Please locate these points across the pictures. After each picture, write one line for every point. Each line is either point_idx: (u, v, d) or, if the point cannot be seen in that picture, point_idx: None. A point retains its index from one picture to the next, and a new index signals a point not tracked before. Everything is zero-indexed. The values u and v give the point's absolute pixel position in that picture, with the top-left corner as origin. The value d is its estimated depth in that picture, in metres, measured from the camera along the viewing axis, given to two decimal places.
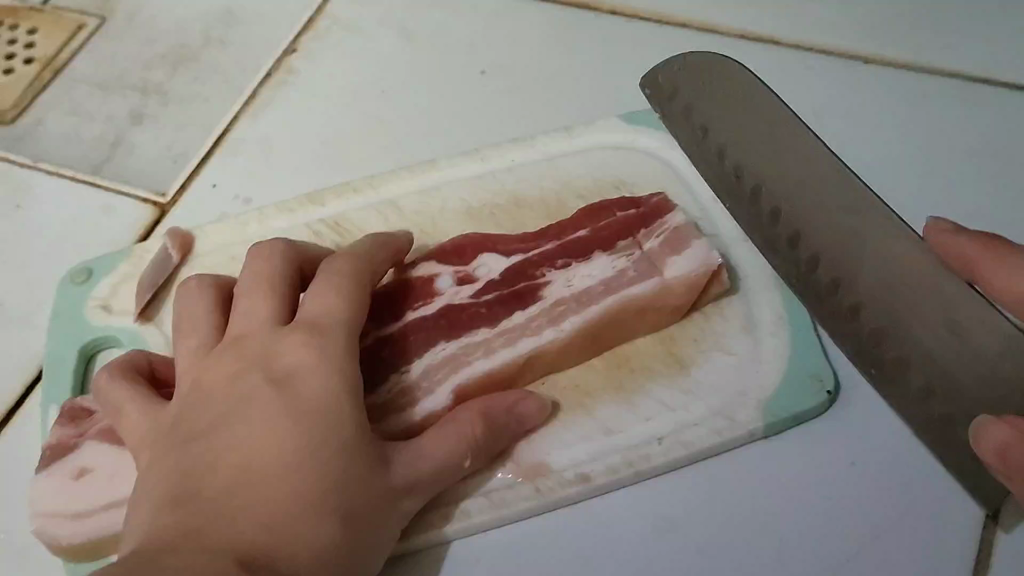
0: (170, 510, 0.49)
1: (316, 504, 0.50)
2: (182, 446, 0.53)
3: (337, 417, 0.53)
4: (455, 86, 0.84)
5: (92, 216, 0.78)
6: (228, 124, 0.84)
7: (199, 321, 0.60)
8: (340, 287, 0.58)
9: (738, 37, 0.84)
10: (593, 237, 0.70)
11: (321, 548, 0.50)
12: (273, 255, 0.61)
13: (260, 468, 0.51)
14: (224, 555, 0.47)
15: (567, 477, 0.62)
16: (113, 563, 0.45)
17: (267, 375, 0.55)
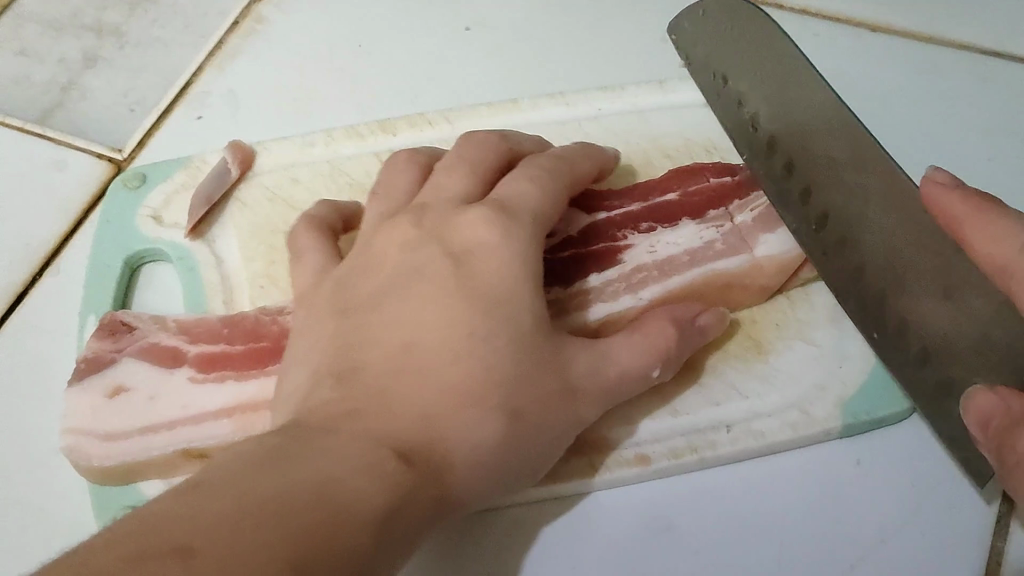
0: (333, 388, 0.45)
1: (482, 397, 0.46)
2: (344, 318, 0.49)
3: (511, 304, 0.48)
4: (531, 15, 0.76)
5: (39, 172, 0.70)
6: (191, 75, 0.74)
7: (398, 188, 0.57)
8: (541, 183, 0.53)
9: (798, 10, 0.75)
10: (685, 201, 0.60)
11: (484, 444, 0.45)
12: (485, 147, 0.57)
13: (424, 352, 0.46)
14: (383, 445, 0.42)
15: (624, 457, 0.55)
16: (264, 441, 0.41)
17: (445, 250, 0.50)
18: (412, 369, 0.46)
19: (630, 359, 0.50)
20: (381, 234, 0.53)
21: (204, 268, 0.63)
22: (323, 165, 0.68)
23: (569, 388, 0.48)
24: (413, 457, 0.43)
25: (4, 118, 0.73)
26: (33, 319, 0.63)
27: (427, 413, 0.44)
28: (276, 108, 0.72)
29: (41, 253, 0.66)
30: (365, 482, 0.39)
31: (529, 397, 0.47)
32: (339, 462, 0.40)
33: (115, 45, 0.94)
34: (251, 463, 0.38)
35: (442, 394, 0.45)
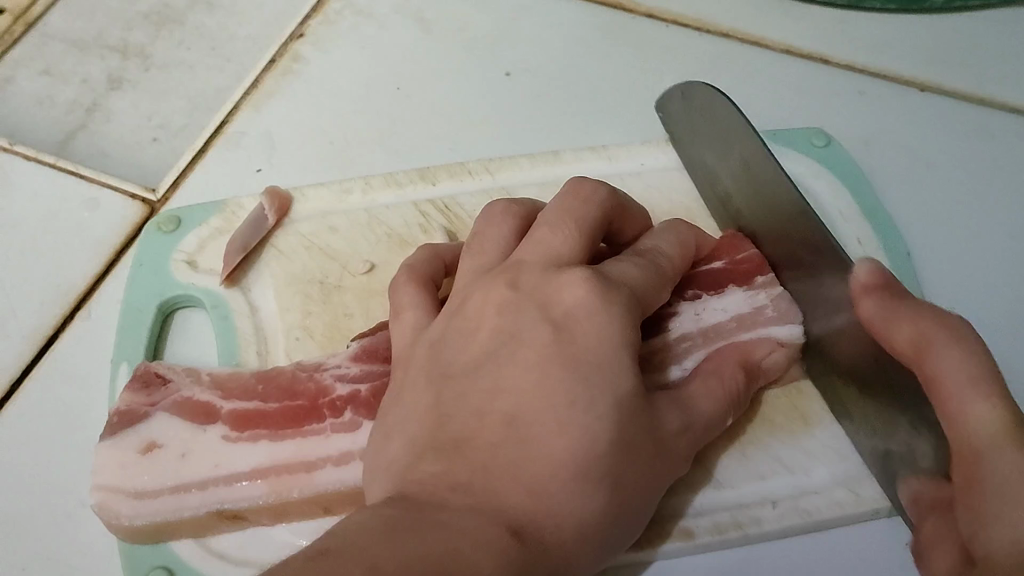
0: (435, 459, 0.44)
1: (585, 469, 0.44)
2: (441, 384, 0.48)
3: (609, 368, 0.46)
4: (571, 64, 0.75)
5: (71, 211, 0.69)
6: (227, 115, 0.73)
7: (494, 242, 0.54)
8: (645, 270, 0.52)
9: (843, 66, 0.73)
10: (734, 269, 0.59)
11: (588, 518, 0.44)
12: (591, 204, 0.54)
13: (529, 420, 0.45)
14: (496, 523, 0.41)
15: (670, 528, 0.53)
16: (382, 515, 0.40)
17: (546, 315, 0.48)
18: (515, 439, 0.44)
19: (713, 406, 0.51)
20: (476, 293, 0.51)
21: (239, 316, 0.62)
22: (361, 214, 0.67)
23: (663, 446, 0.47)
24: (525, 537, 0.41)
25: (37, 153, 0.72)
26: (62, 365, 0.62)
27: (533, 484, 0.43)
28: (313, 152, 0.71)
29: (72, 295, 0.65)
30: (483, 558, 0.38)
31: (632, 462, 0.45)
32: (457, 537, 0.39)
33: (140, 67, 0.92)
34: (376, 538, 0.38)
35: (548, 463, 0.43)
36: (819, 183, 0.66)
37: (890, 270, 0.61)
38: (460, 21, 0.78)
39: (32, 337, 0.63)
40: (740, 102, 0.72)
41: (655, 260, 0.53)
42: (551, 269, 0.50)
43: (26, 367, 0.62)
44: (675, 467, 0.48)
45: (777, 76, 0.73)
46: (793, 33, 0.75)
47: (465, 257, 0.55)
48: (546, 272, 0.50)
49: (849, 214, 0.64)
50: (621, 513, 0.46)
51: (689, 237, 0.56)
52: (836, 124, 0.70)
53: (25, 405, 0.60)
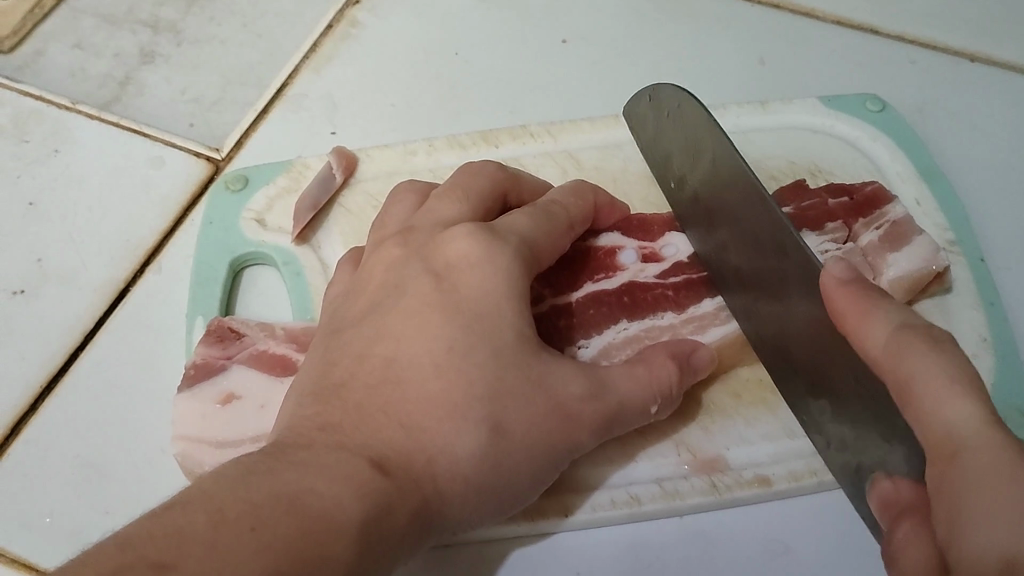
0: (313, 403, 0.43)
1: (455, 410, 0.43)
2: (339, 333, 0.47)
3: (493, 310, 0.46)
4: (625, 32, 0.76)
5: (137, 169, 0.70)
6: (288, 76, 0.74)
7: (396, 214, 0.54)
8: (538, 220, 0.52)
9: (889, 36, 0.75)
10: (800, 214, 0.60)
11: (463, 464, 0.43)
12: (479, 172, 0.54)
13: (408, 363, 0.44)
14: (359, 457, 0.40)
15: (745, 477, 0.54)
16: (241, 458, 0.39)
17: (428, 268, 0.48)
18: (401, 380, 0.44)
19: (632, 389, 0.48)
20: (374, 253, 0.52)
21: (310, 273, 0.63)
22: (426, 174, 0.68)
23: (564, 415, 0.46)
24: (392, 471, 0.40)
25: (100, 112, 0.73)
26: (134, 317, 0.62)
27: (409, 423, 0.43)
28: (375, 115, 0.72)
29: (141, 251, 0.65)
30: (326, 486, 0.37)
31: (519, 407, 0.45)
32: (311, 474, 0.38)
33: (171, 42, 0.88)
34: (223, 485, 0.36)
35: (423, 405, 0.43)
36: (877, 147, 0.67)
37: (949, 230, 0.62)
38: None
39: (103, 290, 0.64)
40: (792, 73, 0.73)
41: (551, 211, 0.53)
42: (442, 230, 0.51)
43: (99, 320, 0.62)
44: (579, 433, 0.46)
45: (827, 45, 0.75)
46: (842, 6, 0.77)
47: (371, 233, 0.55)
48: (433, 233, 0.51)
49: (906, 175, 0.65)
50: (506, 468, 0.44)
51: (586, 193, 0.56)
52: (887, 92, 0.72)
53: (99, 355, 0.61)
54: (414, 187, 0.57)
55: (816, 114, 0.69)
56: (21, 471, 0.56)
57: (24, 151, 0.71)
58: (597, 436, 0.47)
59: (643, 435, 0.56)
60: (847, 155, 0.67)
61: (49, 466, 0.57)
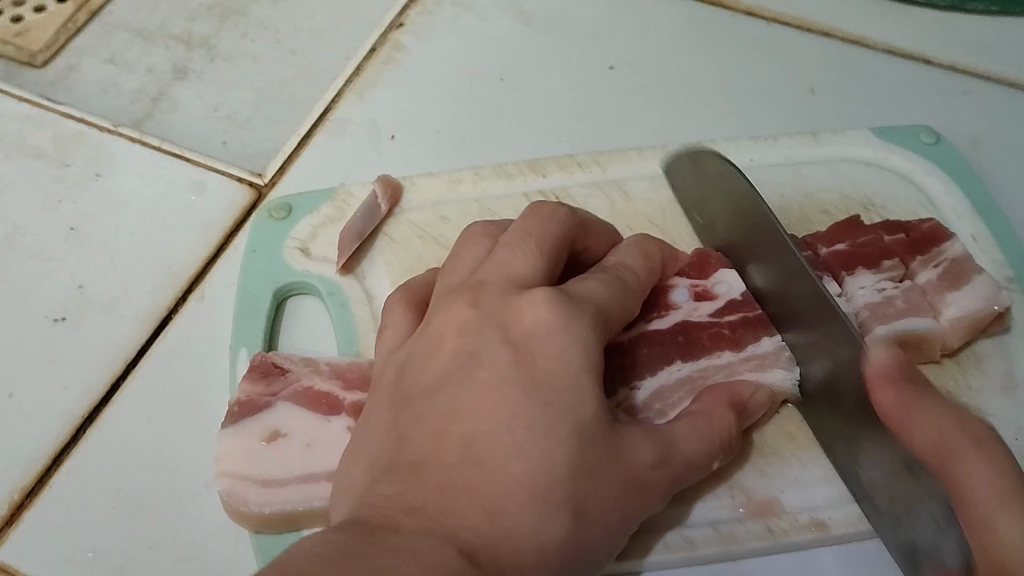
0: (391, 481, 0.43)
1: (540, 492, 0.43)
2: (414, 404, 0.47)
3: (570, 386, 0.45)
4: (671, 58, 0.76)
5: (179, 194, 0.69)
6: (331, 100, 0.74)
7: (468, 262, 0.54)
8: (612, 286, 0.51)
9: (940, 66, 0.74)
10: (857, 251, 0.58)
11: (548, 544, 0.42)
12: (549, 219, 0.53)
13: (490, 442, 0.44)
14: (450, 545, 0.40)
15: (801, 522, 0.53)
16: (329, 536, 0.39)
17: (507, 336, 0.47)
18: (482, 458, 0.43)
19: (697, 450, 0.49)
20: (444, 308, 0.50)
21: (356, 304, 0.62)
22: (473, 203, 0.67)
23: (637, 486, 0.46)
24: (481, 559, 0.40)
25: (143, 135, 0.73)
26: (177, 346, 0.62)
27: (494, 510, 0.42)
28: (419, 140, 0.72)
29: (184, 277, 0.65)
30: (421, 574, 0.37)
31: (597, 488, 0.44)
32: (410, 564, 0.37)
33: (205, 58, 0.83)
34: (321, 562, 0.37)
35: (508, 484, 0.42)
36: (932, 181, 0.66)
37: (1008, 267, 0.61)
38: (556, 16, 0.79)
39: (146, 318, 0.63)
40: (843, 101, 0.72)
41: (622, 275, 0.53)
42: (511, 286, 0.50)
43: (141, 349, 0.62)
44: (649, 503, 0.46)
45: (876, 73, 0.74)
46: (893, 33, 0.76)
47: (440, 275, 0.55)
48: (508, 293, 0.49)
49: (961, 210, 0.64)
50: (586, 544, 0.44)
51: (653, 251, 0.56)
52: (939, 122, 0.71)
53: (142, 386, 0.60)
54: (480, 229, 0.56)
55: (871, 146, 0.67)
56: (64, 506, 0.55)
57: (66, 174, 0.71)
58: (663, 498, 0.48)
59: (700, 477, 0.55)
60: (900, 188, 0.66)
61: (92, 500, 0.56)
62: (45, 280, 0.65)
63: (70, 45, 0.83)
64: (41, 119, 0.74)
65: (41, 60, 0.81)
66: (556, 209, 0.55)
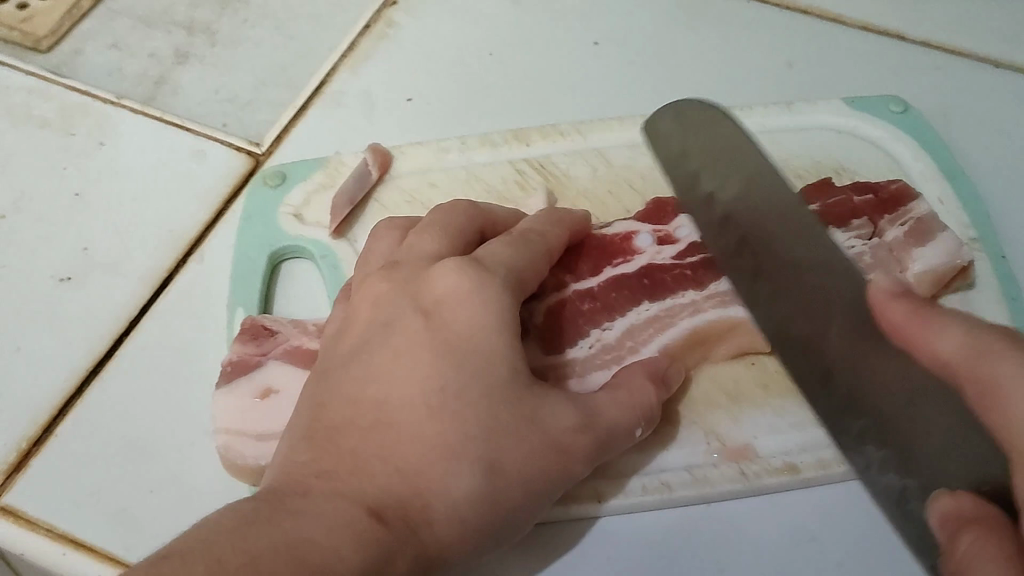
0: (308, 448, 0.45)
1: (448, 448, 0.44)
2: (331, 378, 0.49)
3: (482, 348, 0.47)
4: (653, 35, 0.79)
5: (180, 162, 0.72)
6: (327, 74, 0.77)
7: (379, 250, 0.56)
8: (517, 246, 0.53)
9: (912, 40, 0.77)
10: (827, 211, 0.61)
11: (457, 501, 0.44)
12: (453, 203, 0.56)
13: (400, 404, 0.46)
14: (357, 501, 0.42)
15: (774, 465, 0.56)
16: (246, 500, 0.42)
17: (416, 304, 0.50)
18: (394, 421, 0.46)
19: (619, 415, 0.49)
20: (365, 286, 0.53)
21: (348, 266, 0.65)
22: (460, 171, 0.70)
23: (556, 446, 0.46)
24: (388, 515, 0.42)
25: (145, 107, 0.76)
26: (178, 304, 0.65)
27: (406, 463, 0.44)
28: (409, 111, 0.75)
29: (185, 240, 0.68)
30: (327, 531, 0.40)
31: (512, 448, 0.45)
32: (311, 519, 0.40)
33: (206, 43, 0.84)
34: (229, 523, 0.39)
35: (418, 443, 0.45)
36: (902, 148, 0.68)
37: (972, 227, 0.64)
38: None
39: (147, 278, 0.66)
40: (817, 74, 0.75)
41: (528, 238, 0.54)
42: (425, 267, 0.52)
43: (143, 306, 0.64)
44: (576, 465, 0.47)
45: (850, 47, 0.77)
46: (867, 11, 0.79)
47: (358, 269, 0.57)
48: (419, 267, 0.52)
49: (928, 174, 0.67)
50: (505, 504, 0.45)
51: (560, 221, 0.58)
52: (910, 93, 0.74)
53: (143, 341, 0.63)
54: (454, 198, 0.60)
55: (842, 115, 0.70)
56: (67, 452, 0.58)
57: (71, 144, 0.74)
58: (590, 464, 0.48)
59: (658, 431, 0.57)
60: (870, 155, 0.69)
61: (95, 445, 0.58)
62: (50, 243, 0.68)
63: (75, 29, 0.85)
64: (47, 92, 0.78)
65: (46, 45, 0.83)
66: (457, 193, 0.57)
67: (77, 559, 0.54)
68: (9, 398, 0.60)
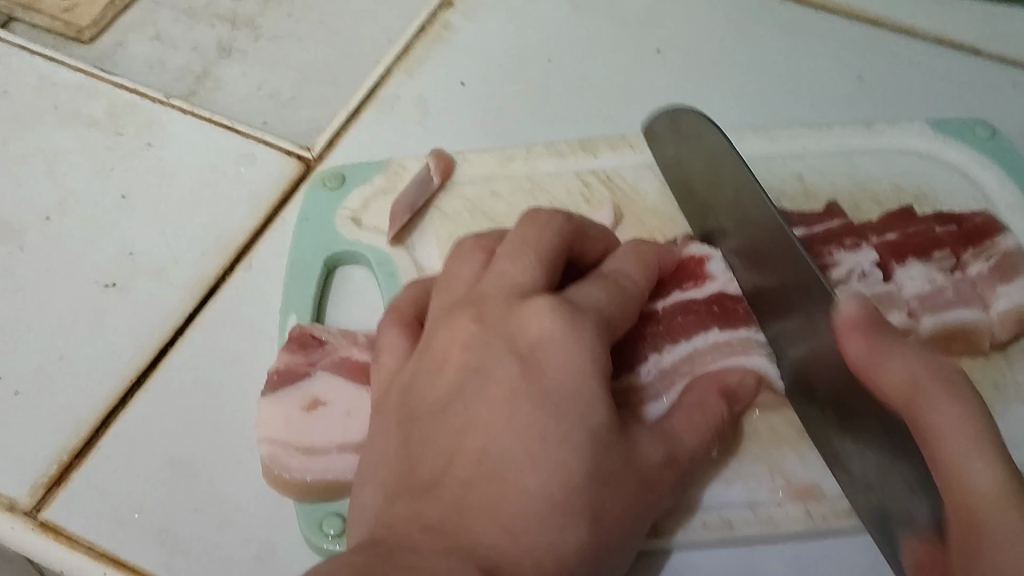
0: (407, 503, 0.43)
1: (554, 504, 0.42)
2: (424, 423, 0.46)
3: (582, 392, 0.44)
4: (719, 44, 0.76)
5: (229, 165, 0.70)
6: (380, 77, 0.75)
7: (461, 278, 0.52)
8: (612, 293, 0.51)
9: (991, 57, 0.74)
10: (907, 241, 0.58)
11: (568, 554, 0.41)
12: (550, 227, 0.52)
13: (503, 457, 0.43)
14: (466, 563, 0.39)
15: (843, 506, 0.53)
16: (350, 556, 0.39)
17: (512, 347, 0.46)
18: (495, 474, 0.42)
19: (696, 439, 0.49)
20: (443, 308, 0.51)
21: (405, 275, 0.62)
22: (524, 180, 0.67)
23: (648, 482, 0.45)
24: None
25: (194, 107, 0.74)
26: (225, 315, 0.62)
27: (508, 522, 0.41)
28: (466, 119, 0.72)
29: (232, 248, 0.66)
30: None
31: (613, 495, 0.43)
32: None
33: (252, 38, 0.82)
34: None
35: (525, 499, 0.42)
36: (985, 175, 0.66)
37: None
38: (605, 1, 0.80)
39: (193, 286, 0.64)
40: (891, 89, 0.72)
41: (620, 283, 0.52)
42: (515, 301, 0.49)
43: (188, 315, 0.62)
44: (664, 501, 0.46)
45: (925, 62, 0.74)
46: (944, 26, 0.76)
47: (434, 295, 0.53)
48: (509, 304, 0.48)
49: (1011, 204, 0.64)
50: (608, 549, 0.44)
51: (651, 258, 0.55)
52: (990, 113, 0.70)
53: (189, 352, 0.61)
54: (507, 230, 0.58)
55: (922, 138, 0.67)
56: (109, 466, 0.56)
57: (117, 144, 0.72)
58: (675, 493, 0.48)
59: (716, 462, 0.55)
60: (949, 180, 0.66)
61: (137, 459, 0.56)
62: (95, 246, 0.66)
63: (119, 20, 0.82)
64: (94, 89, 0.76)
65: (89, 36, 0.81)
66: (556, 216, 0.53)
67: None
68: (50, 407, 0.59)
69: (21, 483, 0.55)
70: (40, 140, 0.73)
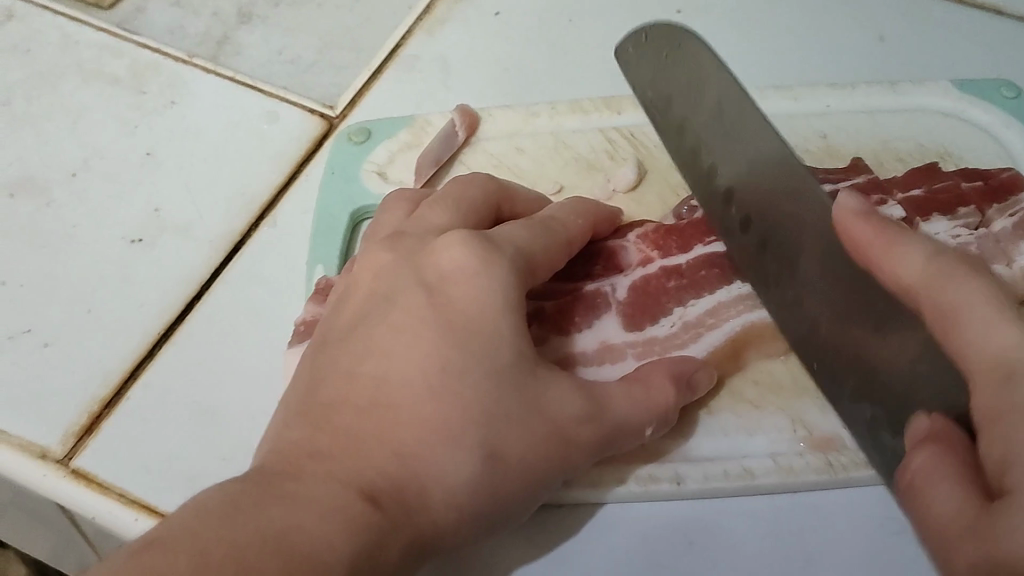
0: (302, 426, 0.43)
1: (446, 435, 0.43)
2: (337, 349, 0.47)
3: (490, 331, 0.45)
4: (740, 5, 0.76)
5: (253, 123, 0.71)
6: (400, 38, 0.75)
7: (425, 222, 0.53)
8: (531, 231, 0.51)
9: (1013, 17, 0.74)
10: (932, 197, 0.59)
11: (451, 486, 0.42)
12: (478, 180, 0.54)
13: (402, 388, 0.44)
14: (349, 486, 0.40)
15: (862, 457, 0.53)
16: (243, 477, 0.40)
17: (421, 279, 0.48)
18: (390, 403, 0.43)
19: (628, 409, 0.47)
20: (363, 260, 0.52)
21: None
22: (549, 136, 0.68)
23: (557, 435, 0.45)
24: (384, 501, 0.40)
25: (217, 67, 0.75)
26: (249, 269, 0.63)
27: (403, 451, 0.42)
28: (487, 78, 0.72)
29: (257, 204, 0.66)
30: (310, 522, 0.37)
31: (513, 434, 0.44)
32: (295, 507, 0.38)
33: (272, 2, 0.82)
34: (212, 512, 0.37)
35: (420, 426, 0.43)
36: (1010, 134, 0.65)
37: None
38: None
39: (218, 242, 0.64)
40: (913, 50, 0.72)
41: (549, 225, 0.53)
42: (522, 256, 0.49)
43: (213, 271, 0.63)
44: (577, 458, 0.46)
45: (947, 23, 0.74)
46: None
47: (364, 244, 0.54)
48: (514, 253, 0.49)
49: None
50: (501, 491, 0.44)
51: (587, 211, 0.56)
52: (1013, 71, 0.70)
53: (215, 305, 0.62)
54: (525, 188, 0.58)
55: (948, 97, 0.67)
56: (136, 416, 0.57)
57: (141, 102, 0.73)
58: (594, 456, 0.47)
59: (736, 414, 0.55)
60: (973, 137, 0.66)
61: (163, 408, 0.57)
62: (121, 201, 0.67)
63: None
64: (118, 49, 0.76)
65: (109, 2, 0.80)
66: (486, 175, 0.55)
67: (145, 525, 0.53)
68: (78, 358, 0.59)
69: (53, 433, 0.56)
70: (64, 99, 0.73)
